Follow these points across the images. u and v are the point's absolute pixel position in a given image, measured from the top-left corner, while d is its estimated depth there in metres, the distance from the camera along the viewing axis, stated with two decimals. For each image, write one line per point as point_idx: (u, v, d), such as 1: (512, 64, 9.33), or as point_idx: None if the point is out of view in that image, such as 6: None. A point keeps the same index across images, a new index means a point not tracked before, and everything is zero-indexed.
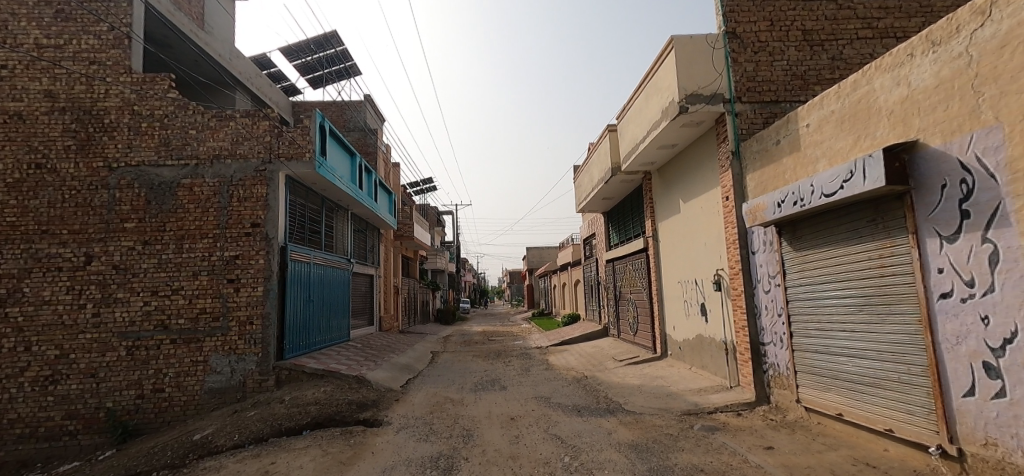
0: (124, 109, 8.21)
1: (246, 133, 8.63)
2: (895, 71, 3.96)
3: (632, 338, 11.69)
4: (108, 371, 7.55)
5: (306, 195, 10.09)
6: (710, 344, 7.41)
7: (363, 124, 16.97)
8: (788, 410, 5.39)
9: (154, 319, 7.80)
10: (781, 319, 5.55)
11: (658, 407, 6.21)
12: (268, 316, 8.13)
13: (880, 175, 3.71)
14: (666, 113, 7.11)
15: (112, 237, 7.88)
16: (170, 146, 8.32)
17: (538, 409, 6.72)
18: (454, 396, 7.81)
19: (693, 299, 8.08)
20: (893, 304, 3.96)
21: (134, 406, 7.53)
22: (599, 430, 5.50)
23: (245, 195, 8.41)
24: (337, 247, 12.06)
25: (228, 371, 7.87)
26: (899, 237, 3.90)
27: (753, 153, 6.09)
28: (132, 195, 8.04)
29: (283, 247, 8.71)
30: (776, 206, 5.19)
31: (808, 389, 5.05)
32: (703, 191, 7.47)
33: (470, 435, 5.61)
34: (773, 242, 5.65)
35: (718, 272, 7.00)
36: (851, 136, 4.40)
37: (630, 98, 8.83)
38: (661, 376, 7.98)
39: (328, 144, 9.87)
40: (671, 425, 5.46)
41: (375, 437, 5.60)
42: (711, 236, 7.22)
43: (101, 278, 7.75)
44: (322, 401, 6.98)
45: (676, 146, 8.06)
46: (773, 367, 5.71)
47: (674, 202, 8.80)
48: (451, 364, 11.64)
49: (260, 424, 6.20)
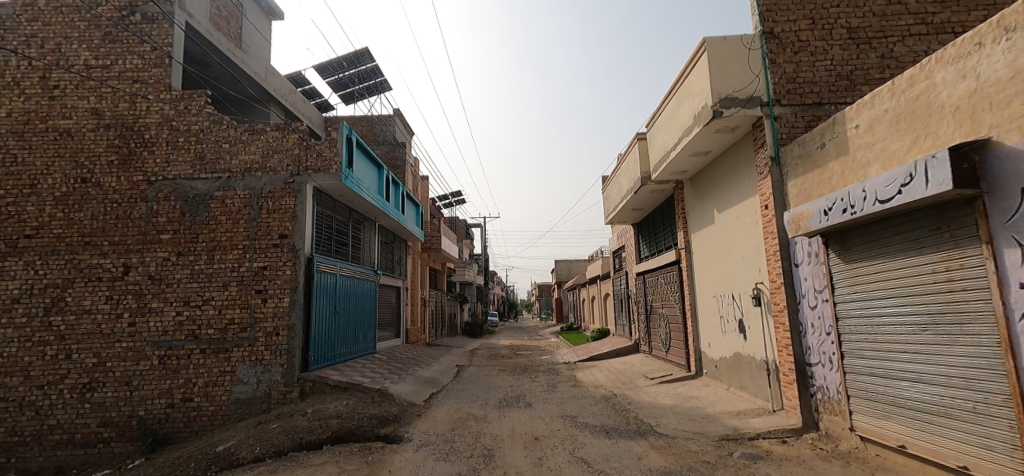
0: (164, 125, 8.58)
1: (277, 146, 8.84)
2: (960, 63, 3.56)
3: (664, 355, 11.17)
4: (141, 379, 7.75)
5: (334, 206, 10.22)
6: (749, 363, 6.91)
7: (391, 138, 17.25)
8: (840, 439, 4.87)
9: (185, 329, 7.98)
10: (830, 337, 5.06)
11: (693, 430, 5.78)
12: (294, 327, 8.17)
13: (946, 177, 3.30)
14: (698, 119, 6.80)
15: (149, 248, 8.16)
16: (205, 159, 8.60)
17: (563, 429, 6.40)
18: (477, 413, 7.59)
19: (730, 314, 7.61)
20: (965, 324, 3.49)
21: (164, 414, 7.68)
22: (628, 454, 5.15)
23: (274, 207, 8.57)
24: (364, 259, 12.15)
25: (254, 381, 7.93)
26: (971, 247, 3.44)
27: (794, 158, 5.68)
28: (168, 207, 8.33)
29: (309, 258, 8.79)
30: (822, 214, 4.77)
31: (863, 416, 4.55)
32: (740, 200, 7.06)
33: (491, 455, 5.35)
34: (819, 254, 5.21)
35: (758, 286, 6.54)
36: (908, 137, 3.99)
37: (661, 105, 8.52)
38: (696, 397, 7.50)
39: (354, 157, 9.99)
40: (708, 451, 5.03)
41: (394, 454, 5.43)
42: (749, 247, 6.78)
43: (137, 288, 8.01)
44: (343, 414, 6.90)
45: (710, 153, 7.70)
46: (822, 390, 5.21)
47: (708, 212, 8.39)
48: (475, 379, 11.40)
49: (281, 437, 6.16)
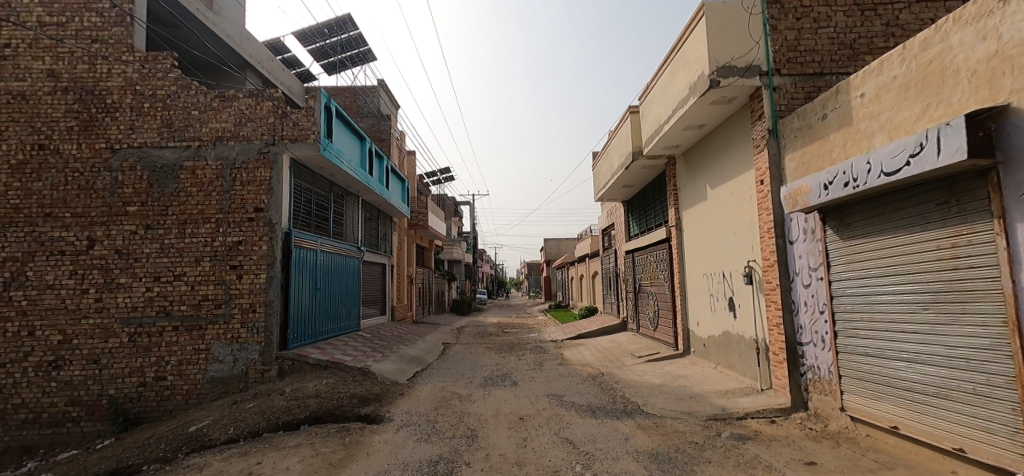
0: (127, 89, 8.00)
1: (250, 114, 8.34)
2: (981, 23, 3.25)
3: (652, 333, 11.11)
4: (110, 358, 7.42)
5: (314, 180, 9.78)
6: (738, 342, 6.81)
7: (376, 110, 16.62)
8: (830, 418, 4.78)
9: (156, 305, 7.62)
10: (824, 316, 4.92)
11: (680, 410, 5.67)
12: (272, 303, 7.87)
13: (959, 146, 3.05)
14: (693, 90, 6.48)
15: (115, 221, 7.70)
16: (173, 127, 8.08)
17: (549, 408, 6.27)
18: (461, 392, 7.43)
19: (720, 293, 7.47)
20: (968, 302, 3.33)
21: (136, 393, 7.40)
22: (614, 435, 5.02)
23: (248, 179, 8.12)
24: (347, 235, 11.78)
25: (230, 360, 7.65)
26: (979, 222, 3.24)
27: (793, 130, 5.41)
28: (134, 177, 7.84)
29: (287, 233, 8.41)
30: (822, 189, 4.53)
31: (855, 396, 4.44)
32: (734, 175, 6.82)
33: (474, 436, 5.19)
34: (816, 230, 5.01)
35: (750, 264, 6.37)
36: (918, 106, 3.71)
37: (655, 75, 8.17)
38: (683, 376, 7.42)
39: (334, 127, 9.52)
40: (696, 432, 4.91)
41: (372, 435, 5.23)
42: (742, 224, 6.57)
43: (103, 263, 7.60)
44: (323, 393, 6.69)
45: (704, 126, 7.41)
46: (812, 370, 5.10)
47: (700, 188, 8.15)
48: (461, 357, 11.27)
49: (257, 418, 5.95)
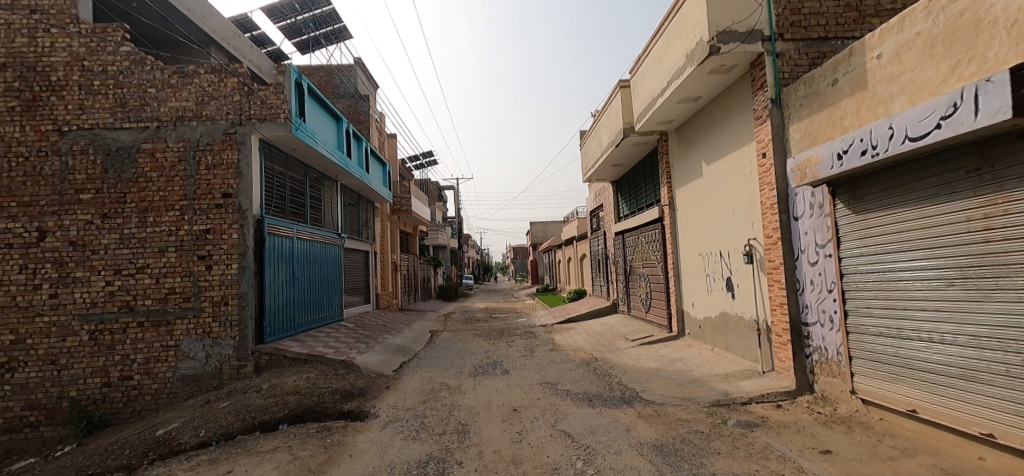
0: (73, 64, 7.19)
1: (213, 92, 7.66)
2: None
3: (644, 315, 10.91)
4: (70, 357, 6.85)
5: (287, 163, 9.15)
6: (737, 323, 6.58)
7: (353, 90, 15.81)
8: (838, 401, 4.58)
9: (117, 300, 7.05)
10: (832, 295, 4.67)
11: (682, 397, 5.42)
12: (245, 295, 7.36)
13: (1004, 104, 2.75)
14: (691, 58, 6.07)
15: (67, 210, 7.03)
16: (128, 106, 7.37)
17: (543, 398, 5.98)
18: (450, 382, 7.09)
19: (717, 273, 7.22)
20: (1003, 278, 3.09)
21: (100, 394, 6.87)
22: (614, 426, 4.74)
23: (213, 162, 7.49)
24: (325, 221, 11.20)
25: (203, 356, 7.16)
26: (1017, 190, 2.98)
27: (798, 98, 5.05)
28: (87, 162, 7.15)
29: (259, 219, 7.84)
30: (835, 159, 4.22)
31: (868, 378, 4.23)
32: (732, 150, 6.49)
33: (466, 432, 4.86)
34: (824, 205, 4.71)
35: (750, 242, 6.09)
36: (945, 64, 3.37)
37: (648, 44, 7.72)
38: (680, 359, 7.19)
39: (307, 105, 8.86)
40: (700, 420, 4.66)
41: (356, 435, 4.86)
42: (742, 200, 6.28)
43: (57, 256, 6.95)
44: (303, 389, 6.29)
45: (700, 98, 7.03)
46: (818, 351, 4.89)
47: (695, 165, 7.82)
48: (449, 345, 10.94)
49: (231, 418, 5.53)
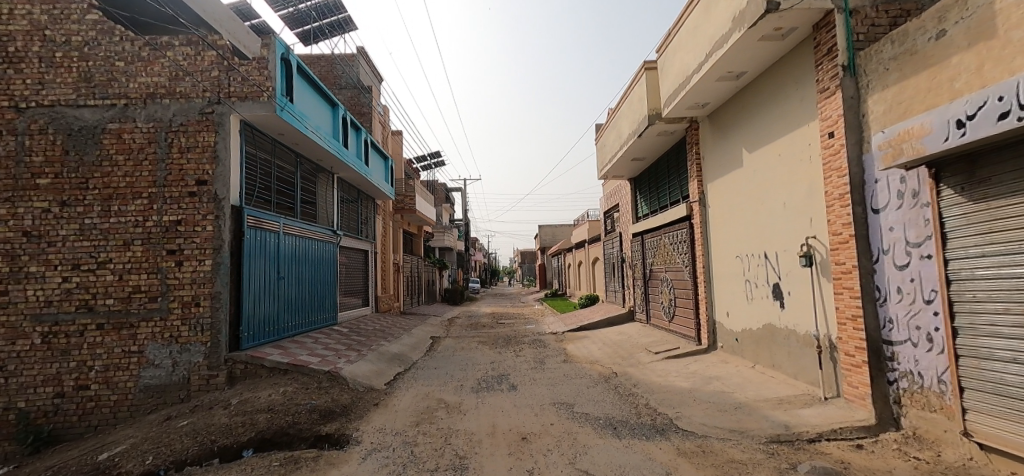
0: (33, 34, 6.43)
1: (188, 66, 6.90)
2: None
3: (667, 325, 9.89)
4: (19, 364, 6.03)
5: (273, 149, 8.30)
6: (788, 337, 5.58)
7: (355, 80, 15.02)
8: (940, 444, 3.56)
9: (75, 300, 6.21)
10: (930, 307, 3.66)
11: (729, 428, 4.43)
12: (219, 296, 6.50)
13: None
14: (739, 21, 5.10)
15: (22, 196, 6.24)
16: (93, 82, 6.59)
17: (557, 423, 5.00)
18: (449, 400, 6.15)
19: (761, 277, 6.23)
20: None
21: (52, 406, 6.03)
22: (649, 467, 3.74)
23: (188, 144, 6.67)
24: (319, 216, 10.36)
25: (169, 364, 6.32)
26: None
27: (883, 61, 4.05)
28: (45, 143, 6.36)
29: (238, 210, 6.99)
30: (954, 127, 3.23)
31: (990, 417, 3.20)
32: (785, 132, 5.51)
33: (464, 468, 3.90)
34: (922, 193, 3.71)
35: (808, 241, 5.09)
36: None
37: (682, 15, 6.76)
38: (716, 377, 6.19)
39: (296, 85, 8.02)
40: (760, 463, 3.67)
41: (328, 470, 3.93)
42: (797, 190, 5.28)
43: (8, 248, 6.14)
44: (276, 406, 5.38)
45: (745, 74, 6.06)
46: (908, 377, 3.87)
47: (733, 153, 6.85)
48: (451, 354, 9.97)
49: (186, 441, 4.63)
